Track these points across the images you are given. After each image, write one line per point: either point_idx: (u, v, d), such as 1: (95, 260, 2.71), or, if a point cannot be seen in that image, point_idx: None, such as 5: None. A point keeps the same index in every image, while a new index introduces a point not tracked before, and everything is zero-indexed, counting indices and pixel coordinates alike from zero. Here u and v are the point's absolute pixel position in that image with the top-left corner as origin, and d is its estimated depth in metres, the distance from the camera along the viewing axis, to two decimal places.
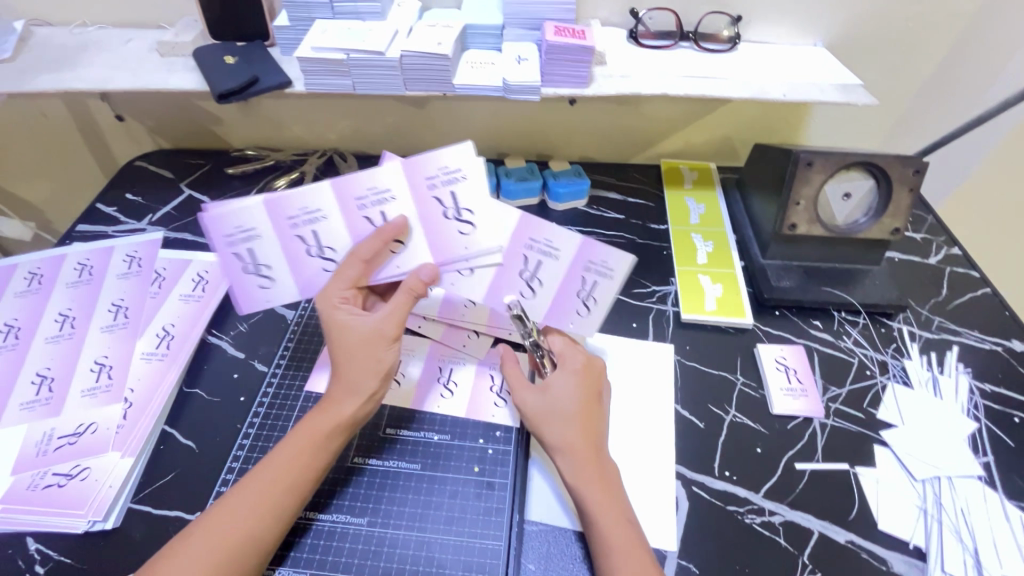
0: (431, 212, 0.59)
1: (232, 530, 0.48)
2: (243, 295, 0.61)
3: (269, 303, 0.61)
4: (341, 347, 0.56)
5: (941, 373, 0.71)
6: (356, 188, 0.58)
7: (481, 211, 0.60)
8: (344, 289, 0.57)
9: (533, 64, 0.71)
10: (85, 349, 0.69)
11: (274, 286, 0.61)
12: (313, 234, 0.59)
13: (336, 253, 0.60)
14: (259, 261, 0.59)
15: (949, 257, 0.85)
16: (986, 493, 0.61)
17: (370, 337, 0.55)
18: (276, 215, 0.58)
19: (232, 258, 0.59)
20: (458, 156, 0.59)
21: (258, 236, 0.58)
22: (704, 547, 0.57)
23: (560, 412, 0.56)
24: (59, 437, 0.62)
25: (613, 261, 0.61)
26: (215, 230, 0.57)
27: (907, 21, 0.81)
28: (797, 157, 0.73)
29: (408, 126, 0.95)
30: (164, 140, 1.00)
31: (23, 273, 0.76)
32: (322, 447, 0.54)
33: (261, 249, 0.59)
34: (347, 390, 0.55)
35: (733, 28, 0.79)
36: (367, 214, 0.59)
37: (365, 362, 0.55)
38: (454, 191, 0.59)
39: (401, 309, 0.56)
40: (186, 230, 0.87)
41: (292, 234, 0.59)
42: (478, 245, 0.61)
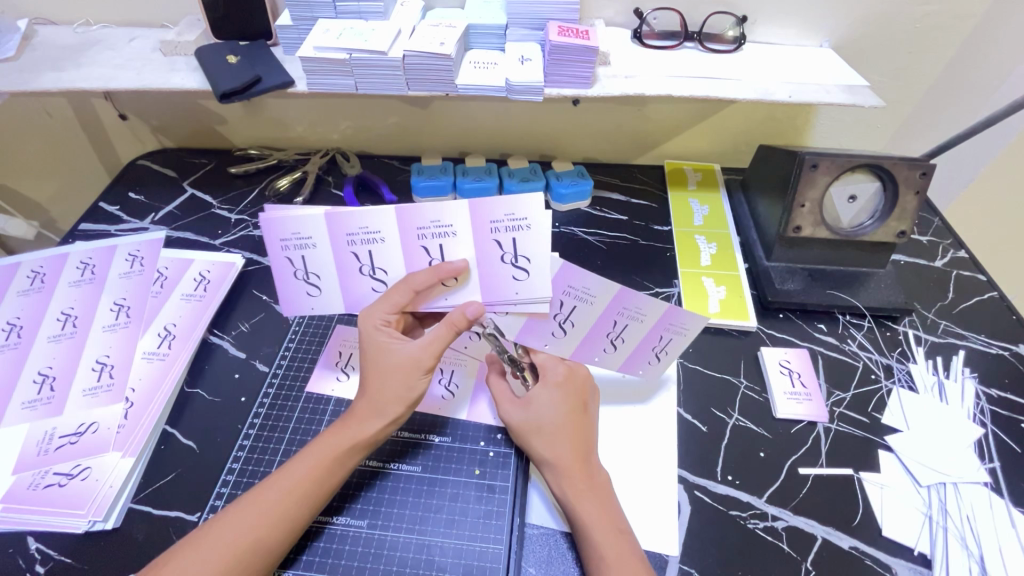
0: (488, 254, 0.57)
1: (240, 539, 0.48)
2: (290, 297, 0.61)
3: (312, 310, 0.62)
4: (376, 370, 0.56)
5: (947, 378, 0.70)
6: (421, 218, 0.56)
7: (539, 261, 0.57)
8: (388, 312, 0.57)
9: (536, 64, 0.70)
10: (88, 348, 0.69)
11: (320, 294, 0.61)
12: (368, 253, 0.58)
13: (388, 275, 0.59)
14: (309, 270, 0.59)
15: (955, 260, 0.85)
16: (992, 500, 0.60)
17: (405, 366, 0.55)
18: (335, 231, 0.56)
19: (284, 262, 0.58)
20: (529, 205, 0.55)
21: (313, 246, 0.57)
22: (706, 553, 0.56)
23: (545, 426, 0.56)
24: (60, 436, 0.62)
25: (690, 323, 0.61)
26: (272, 233, 0.56)
27: (913, 22, 0.81)
28: (802, 160, 0.72)
29: (411, 127, 0.95)
30: (167, 139, 1.00)
31: (26, 272, 0.76)
32: (341, 462, 0.54)
33: (312, 258, 0.58)
34: (373, 411, 0.55)
35: (738, 29, 0.79)
36: (425, 245, 0.57)
37: (396, 388, 0.55)
38: (516, 239, 0.56)
39: (441, 342, 0.56)
40: (188, 229, 0.87)
41: (347, 250, 0.58)
42: (530, 292, 0.59)
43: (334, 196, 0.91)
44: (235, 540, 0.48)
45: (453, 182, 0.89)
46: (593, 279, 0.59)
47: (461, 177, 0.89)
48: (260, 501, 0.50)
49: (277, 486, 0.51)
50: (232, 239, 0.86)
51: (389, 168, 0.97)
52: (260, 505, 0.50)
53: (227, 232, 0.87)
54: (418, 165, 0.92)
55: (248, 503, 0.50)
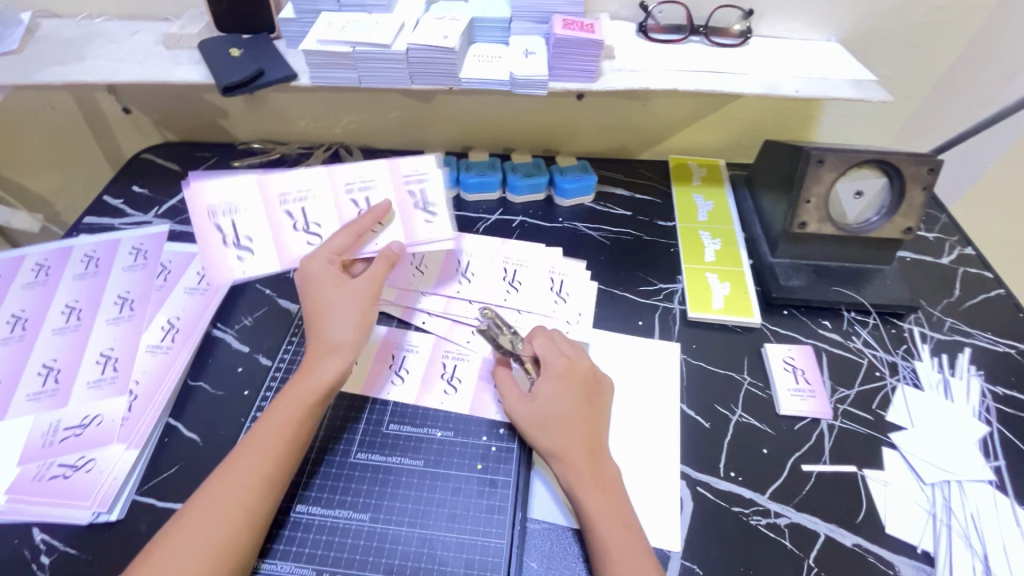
0: (403, 201, 0.65)
1: (229, 505, 0.49)
2: (216, 265, 0.61)
3: (241, 274, 0.61)
4: (323, 312, 0.58)
5: (953, 375, 0.70)
6: (404, 168, 0.66)
7: (443, 204, 0.66)
8: (330, 258, 0.59)
9: (540, 58, 0.70)
10: (92, 341, 0.69)
11: (251, 257, 0.62)
12: (300, 211, 0.64)
13: (319, 229, 0.64)
14: (240, 234, 0.62)
15: (962, 257, 0.84)
16: (997, 498, 0.60)
17: (349, 300, 0.58)
18: (266, 193, 0.63)
19: (282, 217, 0.63)
20: (431, 161, 0.68)
21: (244, 210, 0.62)
22: (708, 549, 0.56)
23: (551, 418, 0.56)
24: (64, 428, 0.62)
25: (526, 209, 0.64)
26: (201, 201, 0.61)
27: (922, 16, 0.80)
28: (808, 155, 0.72)
29: (414, 121, 0.95)
30: (170, 133, 1.00)
31: (31, 265, 0.76)
32: (305, 417, 0.55)
33: (242, 222, 0.62)
34: (326, 351, 0.57)
35: (744, 23, 0.78)
36: (352, 198, 0.65)
37: (347, 320, 0.57)
38: (423, 188, 0.66)
39: (378, 274, 0.60)
40: (192, 223, 0.87)
41: (343, 200, 0.65)
42: (439, 228, 0.65)
43: None
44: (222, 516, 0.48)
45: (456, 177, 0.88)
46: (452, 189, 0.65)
47: (464, 172, 0.89)
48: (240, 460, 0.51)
49: (253, 456, 0.51)
50: None
51: (392, 163, 0.97)
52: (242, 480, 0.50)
53: None
54: None
55: (230, 469, 0.51)
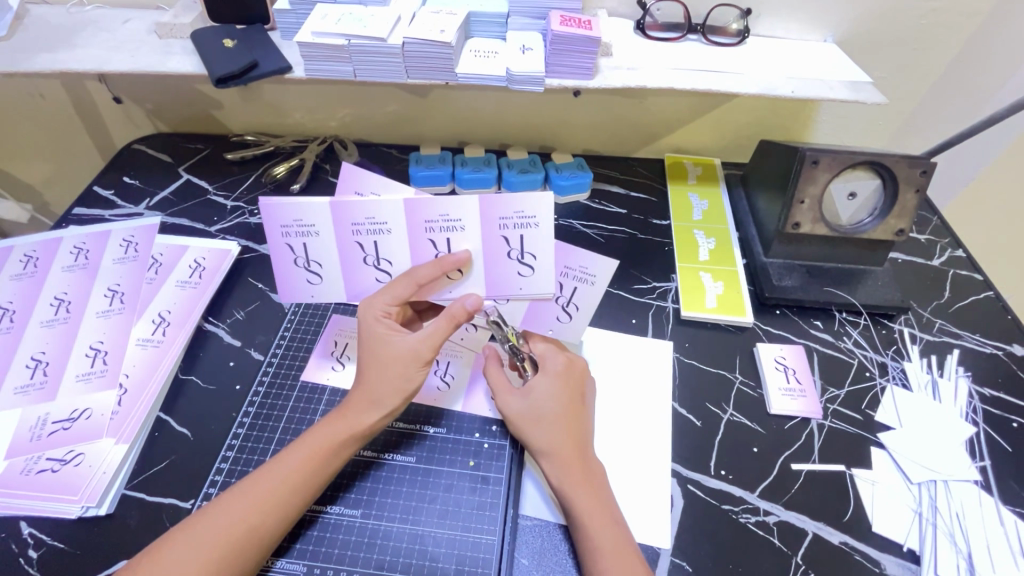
0: (495, 249, 0.57)
1: (239, 522, 0.48)
2: (290, 285, 0.60)
3: (312, 297, 0.61)
4: (375, 361, 0.55)
5: (941, 377, 0.71)
6: (504, 208, 0.55)
7: (545, 259, 0.57)
8: (388, 304, 0.57)
9: (538, 54, 0.69)
10: (81, 334, 0.68)
11: (321, 282, 0.60)
12: (373, 244, 0.57)
13: (392, 266, 0.59)
14: (312, 258, 0.58)
15: (953, 259, 0.85)
16: (982, 498, 0.61)
17: (404, 357, 0.55)
18: (341, 219, 0.55)
19: (353, 246, 0.58)
20: (538, 203, 0.55)
21: (316, 234, 0.56)
22: (697, 546, 0.57)
23: (542, 416, 0.56)
24: (53, 422, 0.61)
25: (592, 267, 0.61)
26: (273, 219, 0.55)
27: (918, 18, 0.80)
28: (803, 155, 0.72)
29: (410, 115, 0.94)
30: (162, 124, 0.99)
31: (19, 256, 0.75)
32: (338, 456, 0.54)
33: (314, 247, 0.57)
34: (371, 403, 0.55)
35: (742, 22, 0.78)
36: (432, 238, 0.56)
37: (394, 379, 0.55)
38: (523, 236, 0.56)
39: (440, 334, 0.55)
40: (183, 215, 0.86)
41: (423, 237, 0.56)
42: (534, 288, 0.59)
43: (333, 185, 0.91)
44: (231, 525, 0.48)
45: (452, 173, 0.88)
46: (593, 259, 0.60)
47: (460, 167, 0.88)
48: (259, 487, 0.50)
49: (271, 481, 0.51)
50: (228, 226, 0.85)
51: (387, 157, 0.96)
52: (256, 492, 0.50)
53: (223, 219, 0.86)
54: (417, 154, 0.92)
55: (244, 489, 0.50)
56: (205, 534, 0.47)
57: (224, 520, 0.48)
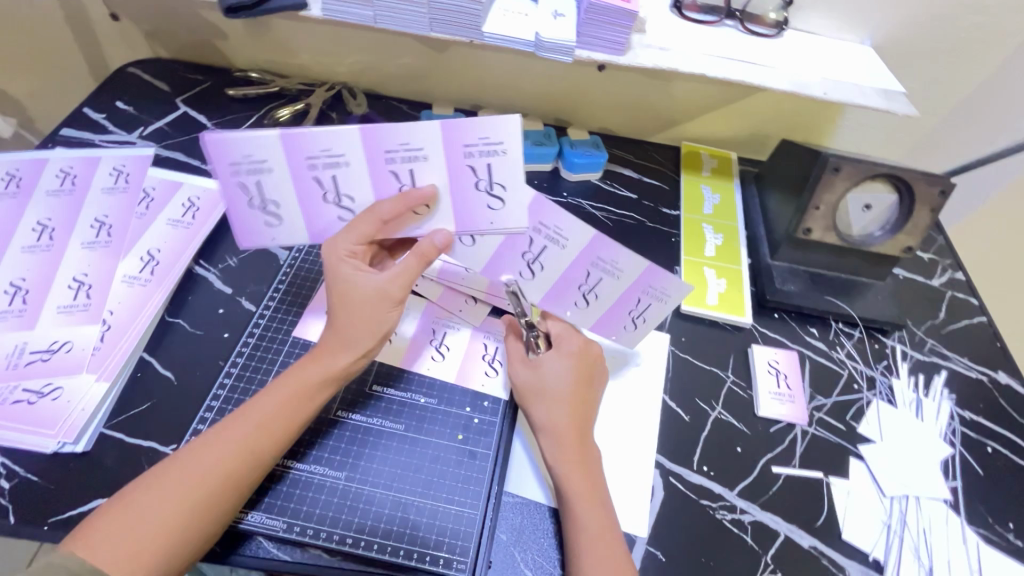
0: (460, 180, 0.54)
1: (216, 469, 0.47)
2: (247, 227, 0.57)
3: (274, 240, 0.59)
4: (342, 303, 0.53)
5: (926, 396, 0.72)
6: (467, 134, 0.51)
7: (514, 190, 0.54)
8: (355, 244, 0.54)
9: (569, 22, 0.67)
10: (64, 264, 0.66)
11: (281, 224, 0.58)
12: (331, 179, 0.54)
13: (354, 202, 0.56)
14: (267, 198, 0.55)
15: (952, 281, 0.85)
16: (949, 516, 0.63)
17: (374, 297, 0.53)
18: (293, 154, 0.52)
19: (311, 183, 0.54)
20: (505, 127, 0.51)
21: (268, 170, 0.52)
22: (671, 537, 0.58)
23: (550, 393, 0.57)
24: (31, 352, 0.59)
25: (671, 289, 0.59)
26: (219, 155, 0.51)
27: (959, 31, 0.78)
28: (826, 161, 0.70)
29: (425, 70, 0.90)
30: (162, 49, 0.93)
31: (0, 173, 0.71)
32: (309, 400, 0.53)
33: (269, 184, 0.54)
34: (343, 345, 0.54)
35: (781, 13, 0.74)
36: (393, 169, 0.53)
37: (363, 320, 0.53)
38: (490, 164, 0.53)
39: (411, 272, 0.54)
40: (178, 149, 0.82)
41: (383, 169, 0.53)
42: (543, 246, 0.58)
43: None
44: (207, 470, 0.47)
45: None
46: (675, 283, 0.59)
47: None
48: (234, 433, 0.49)
49: (246, 427, 0.50)
50: None
51: (396, 112, 0.92)
52: (234, 441, 0.49)
53: None
54: (429, 112, 0.88)
55: (219, 434, 0.49)
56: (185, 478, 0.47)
57: (200, 466, 0.47)
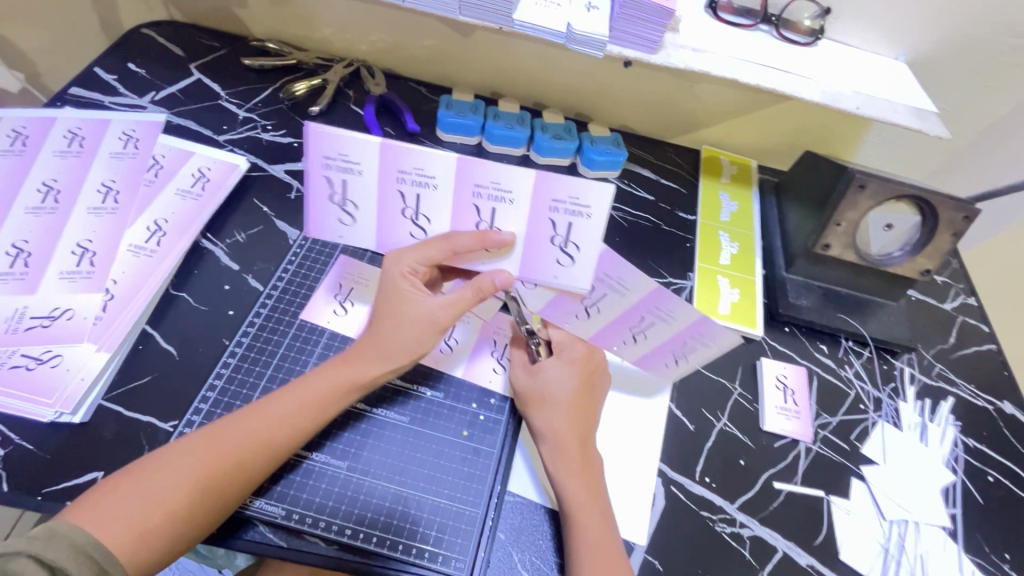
0: (539, 231, 0.53)
1: (226, 456, 0.47)
2: (318, 220, 0.57)
3: (339, 238, 0.58)
4: (391, 318, 0.54)
5: (931, 421, 0.71)
6: (557, 188, 0.50)
7: (588, 254, 0.53)
8: (417, 262, 0.54)
9: (603, 15, 0.65)
10: (69, 228, 0.64)
11: (352, 225, 0.57)
12: (414, 197, 0.53)
13: (428, 224, 0.55)
14: (348, 197, 0.54)
15: (964, 306, 0.84)
16: (946, 543, 0.63)
17: (422, 321, 0.53)
18: (387, 162, 0.51)
19: (393, 196, 0.53)
20: (595, 194, 0.50)
21: (358, 173, 0.52)
22: (670, 547, 0.57)
23: (550, 401, 0.56)
24: (31, 317, 0.58)
25: (717, 335, 0.58)
26: (316, 147, 0.50)
27: (996, 52, 0.76)
28: (851, 177, 0.68)
29: (447, 53, 0.88)
30: (177, 12, 0.91)
31: (6, 130, 0.69)
32: (333, 402, 0.52)
33: (353, 185, 0.53)
34: (379, 356, 0.54)
35: (818, 20, 0.72)
36: (476, 204, 0.52)
37: (408, 340, 0.53)
38: (572, 224, 0.52)
39: (462, 305, 0.54)
40: (190, 117, 0.80)
41: (468, 202, 0.52)
42: (570, 280, 0.56)
43: (354, 114, 0.85)
44: (218, 455, 0.46)
45: (482, 125, 0.83)
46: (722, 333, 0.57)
47: (492, 121, 0.83)
48: (249, 423, 0.49)
49: (262, 419, 0.49)
50: (236, 138, 0.79)
51: (415, 95, 0.90)
52: (245, 430, 0.48)
53: (232, 129, 0.80)
54: (448, 97, 0.86)
55: (234, 423, 0.49)
56: (195, 458, 0.46)
57: (209, 451, 0.47)
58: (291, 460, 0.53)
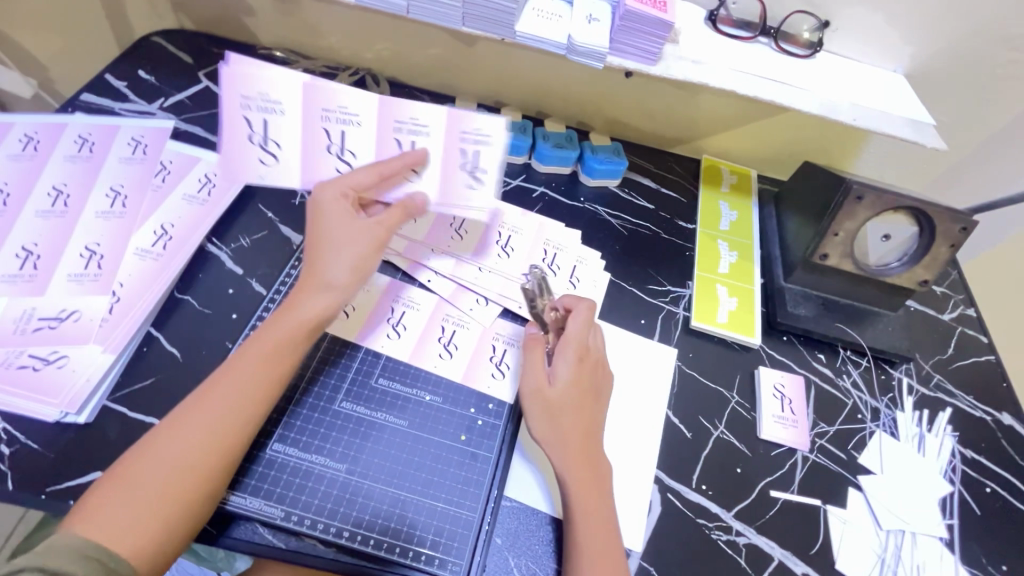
0: (451, 160, 0.60)
1: (196, 440, 0.47)
2: (236, 163, 0.58)
3: (257, 179, 0.59)
4: (325, 250, 0.54)
5: (929, 432, 0.71)
6: (467, 122, 0.59)
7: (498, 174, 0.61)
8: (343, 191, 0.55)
9: (604, 28, 0.66)
10: (78, 231, 0.65)
11: (274, 166, 0.59)
12: (339, 134, 0.58)
13: (354, 159, 0.59)
14: (269, 137, 0.58)
15: (963, 317, 0.85)
16: (943, 555, 0.63)
17: (355, 237, 0.54)
18: (309, 101, 0.57)
19: (318, 134, 0.58)
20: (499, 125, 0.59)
21: (280, 112, 0.57)
22: (666, 554, 0.58)
23: (562, 406, 0.55)
24: (39, 318, 0.59)
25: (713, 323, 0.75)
26: (233, 87, 0.55)
27: (993, 66, 0.77)
28: (849, 188, 0.69)
29: (451, 63, 0.89)
30: (188, 21, 0.92)
31: (18, 135, 0.71)
32: (283, 348, 0.53)
33: (275, 125, 0.57)
34: (319, 291, 0.54)
35: (816, 33, 0.74)
36: (398, 138, 0.59)
37: (345, 260, 0.54)
38: (478, 151, 0.60)
39: (392, 217, 0.56)
40: (197, 123, 0.82)
41: (389, 135, 0.59)
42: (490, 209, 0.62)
43: None
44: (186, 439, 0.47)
45: None
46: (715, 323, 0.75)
47: None
48: (209, 399, 0.49)
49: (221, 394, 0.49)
50: None
51: (419, 104, 0.92)
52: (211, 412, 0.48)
53: None
54: None
55: (196, 402, 0.49)
56: (169, 448, 0.46)
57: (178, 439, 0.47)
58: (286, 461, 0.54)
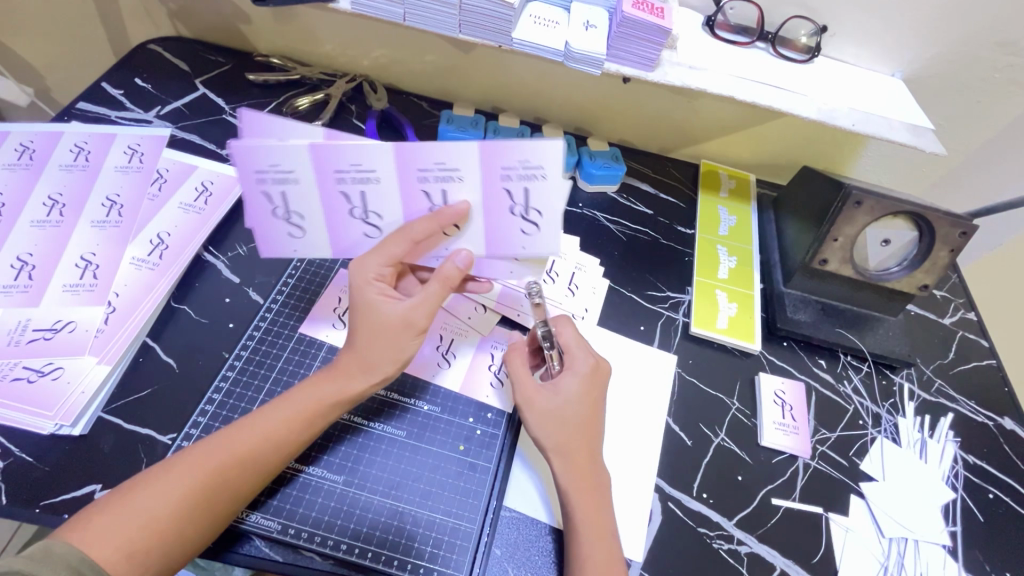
0: (496, 202, 0.52)
1: (213, 471, 0.47)
2: (269, 238, 0.56)
3: (294, 251, 0.58)
4: (365, 327, 0.53)
5: (931, 438, 0.71)
6: (508, 157, 0.49)
7: (550, 218, 0.53)
8: (382, 266, 0.53)
9: (601, 34, 0.65)
10: (73, 241, 0.65)
11: (304, 236, 0.56)
12: (360, 195, 0.52)
13: (382, 220, 0.55)
14: (291, 209, 0.53)
15: (964, 321, 0.84)
16: (947, 562, 0.62)
17: (398, 325, 0.53)
18: (323, 166, 0.50)
19: (339, 197, 0.53)
20: (545, 154, 0.49)
21: (295, 180, 0.51)
22: (667, 563, 0.57)
23: (563, 417, 0.54)
24: (33, 330, 0.58)
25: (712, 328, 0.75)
26: (245, 164, 0.49)
27: (991, 70, 0.77)
28: (848, 194, 0.68)
29: (449, 70, 0.89)
30: (184, 28, 0.92)
31: (14, 144, 0.70)
32: (319, 416, 0.52)
33: (295, 195, 0.52)
34: (362, 368, 0.53)
35: (814, 38, 0.73)
36: (426, 189, 0.52)
37: (386, 350, 0.53)
38: (527, 189, 0.52)
39: (433, 301, 0.54)
40: (194, 131, 0.82)
41: (417, 188, 0.52)
42: (535, 247, 0.56)
43: (355, 129, 0.86)
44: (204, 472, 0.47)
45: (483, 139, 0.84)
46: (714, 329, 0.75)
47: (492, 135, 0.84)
48: (236, 441, 0.49)
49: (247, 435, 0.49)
50: None
51: (417, 110, 0.92)
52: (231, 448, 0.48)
53: None
54: (450, 112, 0.87)
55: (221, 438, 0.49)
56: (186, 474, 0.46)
57: (196, 468, 0.47)
58: (283, 474, 0.53)
